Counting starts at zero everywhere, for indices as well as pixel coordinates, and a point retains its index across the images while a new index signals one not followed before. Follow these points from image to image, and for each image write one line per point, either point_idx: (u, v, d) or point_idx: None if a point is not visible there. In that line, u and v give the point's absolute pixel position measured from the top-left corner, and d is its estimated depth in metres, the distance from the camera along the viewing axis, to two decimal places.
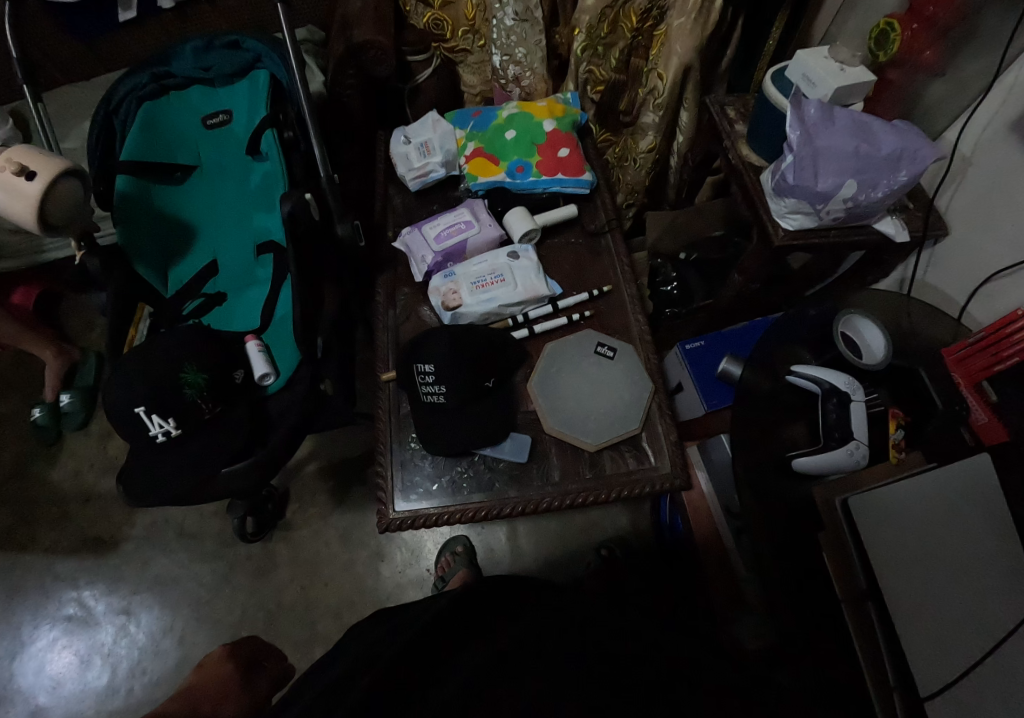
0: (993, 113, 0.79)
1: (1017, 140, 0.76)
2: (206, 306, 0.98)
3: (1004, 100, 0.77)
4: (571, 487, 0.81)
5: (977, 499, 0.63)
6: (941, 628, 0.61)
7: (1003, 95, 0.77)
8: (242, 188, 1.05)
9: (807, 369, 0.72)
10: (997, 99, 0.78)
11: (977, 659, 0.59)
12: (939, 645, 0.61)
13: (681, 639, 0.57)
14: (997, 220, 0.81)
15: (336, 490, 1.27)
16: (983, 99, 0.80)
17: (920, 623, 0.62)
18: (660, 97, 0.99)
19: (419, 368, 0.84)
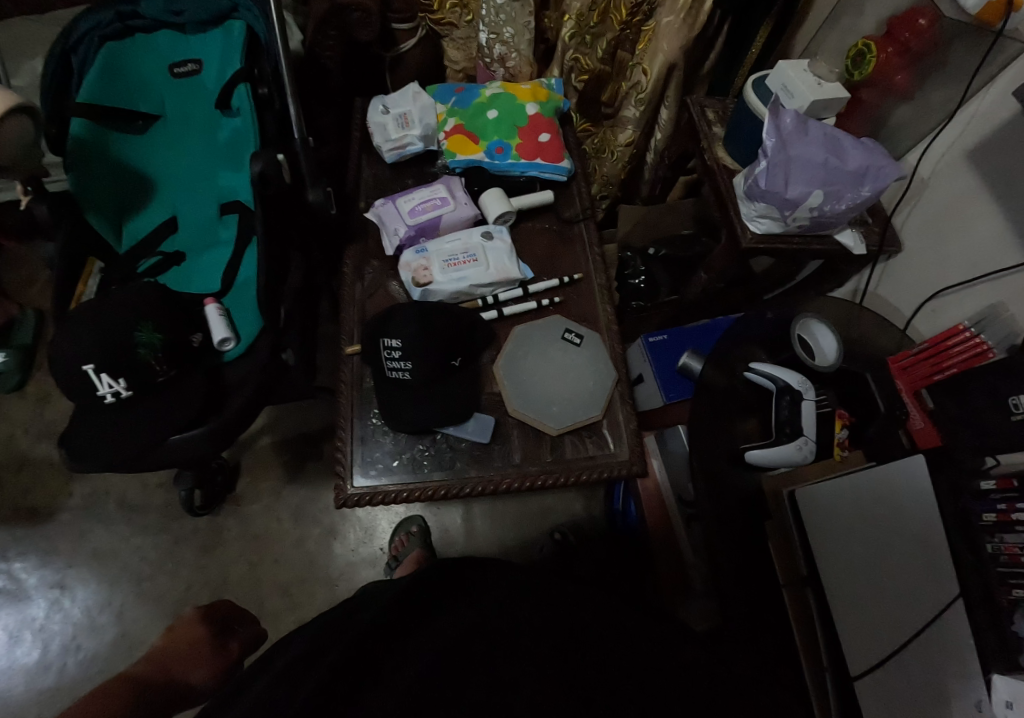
0: (952, 141, 0.84)
1: (970, 169, 0.82)
2: (163, 265, 0.94)
3: (962, 130, 0.82)
4: (531, 468, 0.82)
5: (911, 503, 0.69)
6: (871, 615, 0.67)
7: (959, 125, 0.82)
8: (209, 143, 1.00)
9: (765, 366, 0.75)
10: (954, 130, 0.83)
11: (900, 644, 0.66)
12: (870, 632, 0.67)
13: (637, 621, 0.59)
14: (945, 242, 0.88)
15: (290, 464, 1.23)
16: (942, 129, 0.84)
17: (852, 613, 0.68)
18: (642, 93, 1.00)
19: (385, 342, 0.82)
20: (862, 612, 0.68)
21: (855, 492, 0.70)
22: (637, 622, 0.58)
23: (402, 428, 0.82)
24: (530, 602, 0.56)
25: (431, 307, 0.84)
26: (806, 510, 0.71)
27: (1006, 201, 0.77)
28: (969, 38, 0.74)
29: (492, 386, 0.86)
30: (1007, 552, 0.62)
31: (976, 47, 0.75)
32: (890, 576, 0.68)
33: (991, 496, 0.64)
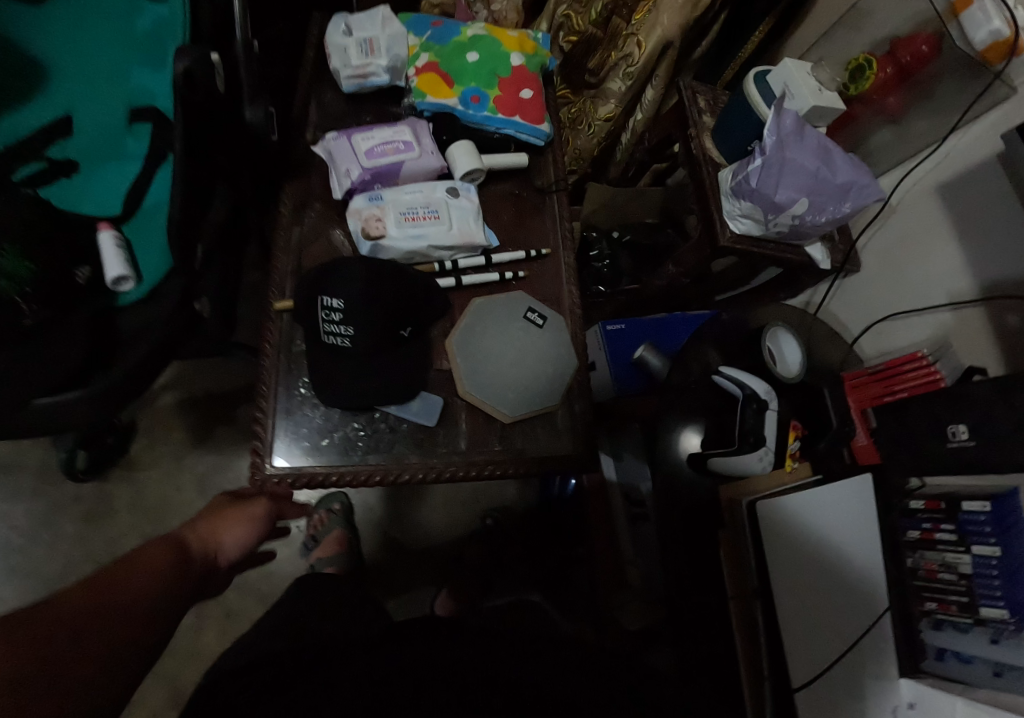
0: (925, 170, 0.85)
1: (937, 202, 0.84)
2: (47, 175, 0.77)
3: (937, 164, 0.83)
4: (476, 457, 0.76)
5: (857, 524, 0.75)
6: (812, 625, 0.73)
7: (935, 158, 0.83)
8: (128, 32, 0.77)
9: (733, 371, 0.73)
10: (930, 162, 0.84)
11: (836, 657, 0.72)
12: (807, 644, 0.74)
13: None
14: (900, 269, 0.91)
15: (196, 427, 1.09)
16: (918, 159, 0.86)
17: (794, 622, 0.74)
18: (632, 66, 0.93)
19: (324, 302, 0.72)
20: (803, 621, 0.74)
21: (809, 510, 0.76)
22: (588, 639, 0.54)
23: (335, 404, 0.72)
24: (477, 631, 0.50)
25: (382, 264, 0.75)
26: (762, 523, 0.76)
27: (967, 242, 0.80)
28: (965, 68, 0.74)
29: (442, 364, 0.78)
30: (925, 567, 0.69)
31: (967, 86, 0.76)
32: (830, 589, 0.75)
33: (917, 514, 0.70)
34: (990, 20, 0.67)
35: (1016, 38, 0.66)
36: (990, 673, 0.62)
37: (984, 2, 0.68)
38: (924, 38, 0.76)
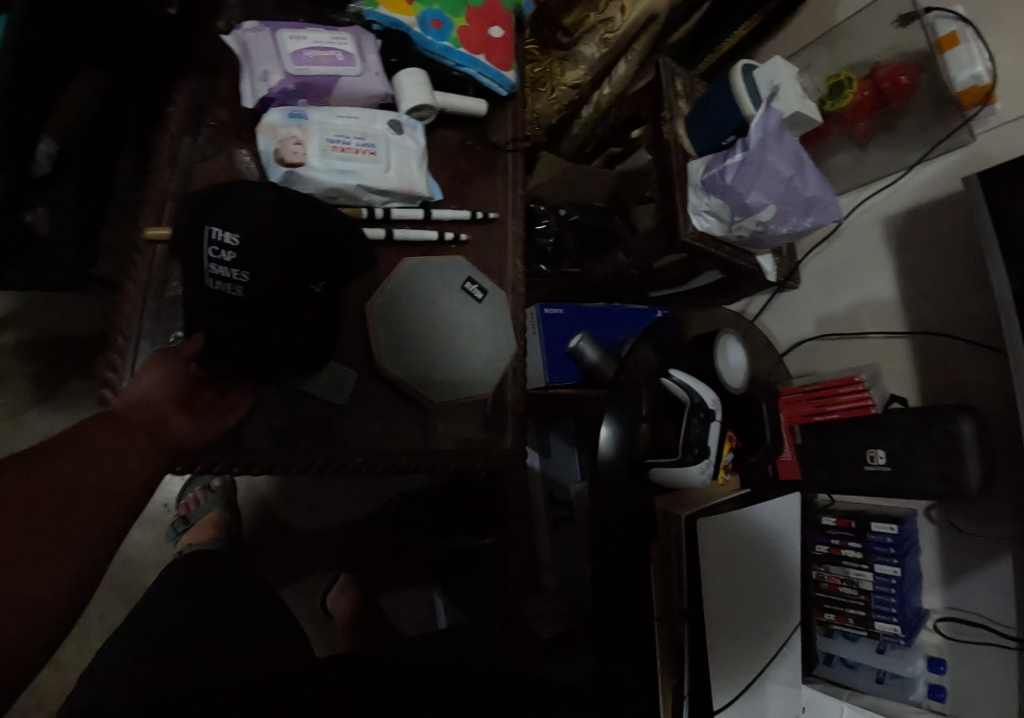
0: (875, 201, 0.86)
1: (882, 234, 0.85)
2: None
3: (889, 194, 0.84)
4: (390, 446, 0.65)
5: (782, 539, 0.75)
6: (747, 652, 0.69)
7: (887, 190, 0.84)
8: None
9: (684, 375, 0.69)
10: (882, 190, 0.85)
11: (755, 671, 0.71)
12: (733, 665, 0.68)
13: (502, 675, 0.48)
14: (836, 293, 0.92)
15: (31, 373, 0.87)
16: (871, 185, 0.86)
17: (733, 651, 0.67)
18: (611, 32, 0.86)
19: (214, 231, 0.54)
20: (741, 646, 0.68)
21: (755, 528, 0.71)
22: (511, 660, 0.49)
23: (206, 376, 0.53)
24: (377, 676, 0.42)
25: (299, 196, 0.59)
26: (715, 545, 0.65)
27: (904, 277, 0.82)
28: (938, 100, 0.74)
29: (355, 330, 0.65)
30: (828, 581, 0.81)
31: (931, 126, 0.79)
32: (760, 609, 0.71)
33: (827, 529, 0.82)
34: (974, 65, 0.70)
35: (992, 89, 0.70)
36: (872, 679, 0.80)
37: (970, 48, 0.71)
38: (903, 70, 0.75)
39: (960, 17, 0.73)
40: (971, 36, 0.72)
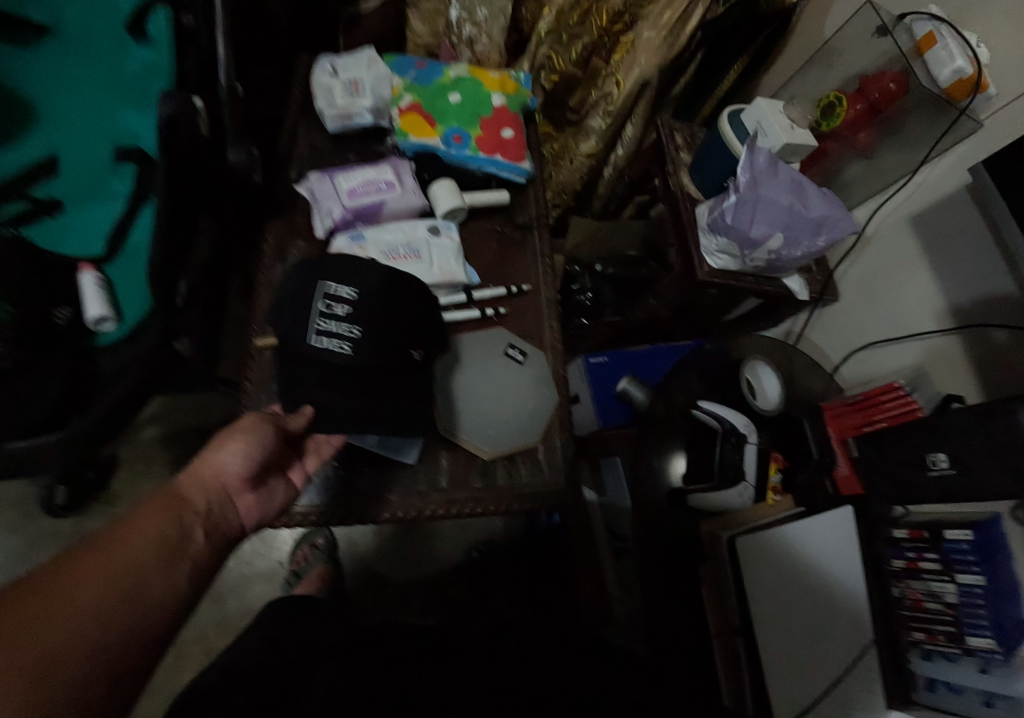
0: (898, 203, 0.88)
1: (913, 232, 0.85)
2: (30, 215, 0.77)
3: (909, 196, 0.85)
4: (458, 495, 0.75)
5: (839, 554, 0.73)
6: (808, 666, 0.69)
7: (905, 191, 0.86)
8: (111, 74, 0.83)
9: (713, 405, 0.74)
10: (902, 193, 0.87)
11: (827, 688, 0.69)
12: (798, 680, 0.69)
13: None
14: (880, 298, 0.92)
15: (177, 461, 1.08)
16: (890, 190, 0.88)
17: (791, 662, 0.69)
18: (611, 105, 0.96)
19: (334, 288, 0.62)
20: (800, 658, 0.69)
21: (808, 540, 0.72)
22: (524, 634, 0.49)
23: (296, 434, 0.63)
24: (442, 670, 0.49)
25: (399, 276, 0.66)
26: (745, 554, 0.71)
27: (941, 271, 0.81)
28: (930, 104, 0.76)
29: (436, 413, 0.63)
30: (911, 597, 0.73)
31: (935, 122, 0.78)
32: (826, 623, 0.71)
33: (901, 543, 0.75)
34: (954, 59, 0.71)
35: (978, 76, 0.69)
36: (981, 704, 0.65)
37: (947, 44, 0.72)
38: (892, 76, 0.77)
39: (933, 16, 0.74)
40: (950, 30, 0.72)
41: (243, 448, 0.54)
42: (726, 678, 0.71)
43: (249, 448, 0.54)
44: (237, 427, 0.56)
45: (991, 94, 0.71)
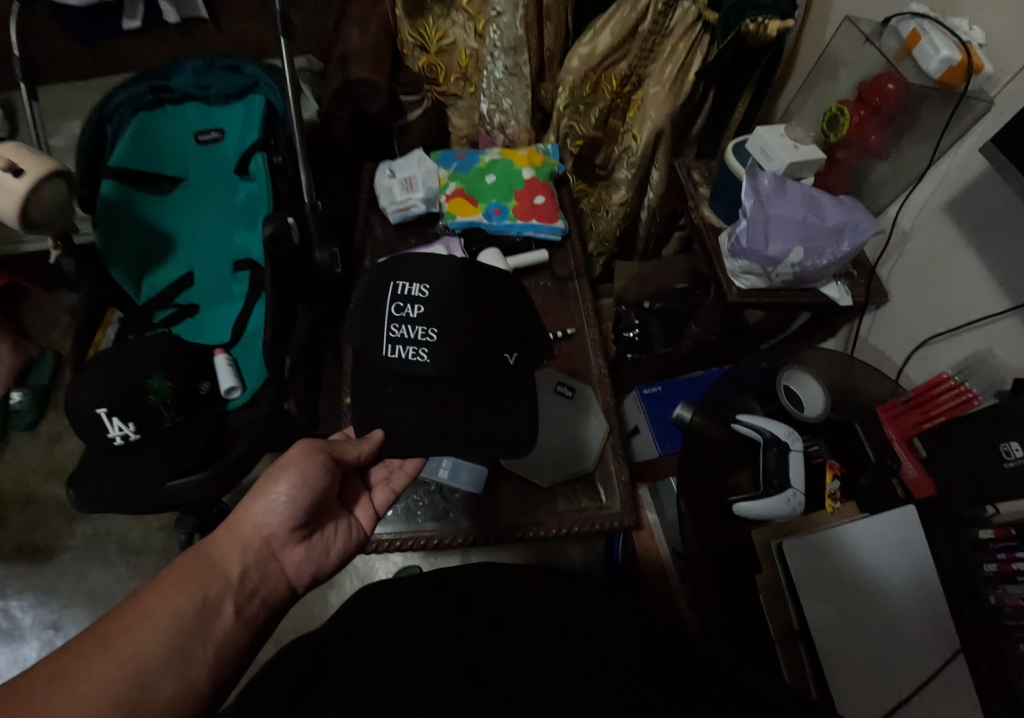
0: (929, 195, 0.86)
1: (949, 220, 0.83)
2: (177, 316, 1.00)
3: (938, 184, 0.84)
4: (523, 520, 0.83)
5: (899, 553, 0.72)
6: (880, 670, 0.67)
7: (934, 182, 0.85)
8: (227, 206, 1.08)
9: (752, 418, 0.81)
10: (932, 183, 0.85)
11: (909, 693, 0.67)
12: (871, 687, 0.67)
13: None
14: (929, 291, 0.88)
15: None
16: (918, 182, 0.87)
17: (851, 664, 0.68)
18: (633, 156, 1.08)
19: (420, 283, 0.69)
20: (866, 663, 0.67)
21: (855, 541, 0.72)
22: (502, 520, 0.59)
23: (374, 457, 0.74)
24: None
25: (474, 284, 0.71)
26: (796, 557, 0.72)
27: (985, 253, 0.78)
28: (935, 99, 0.78)
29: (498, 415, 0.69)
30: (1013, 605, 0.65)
31: (941, 108, 0.78)
32: (890, 628, 0.69)
33: (990, 545, 0.68)
34: (939, 51, 0.72)
35: (969, 60, 0.70)
36: None
37: (931, 38, 0.74)
38: (888, 78, 0.80)
39: (914, 14, 0.77)
40: (933, 23, 0.75)
41: (300, 483, 0.63)
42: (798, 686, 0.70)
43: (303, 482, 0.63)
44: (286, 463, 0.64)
45: (989, 74, 0.72)
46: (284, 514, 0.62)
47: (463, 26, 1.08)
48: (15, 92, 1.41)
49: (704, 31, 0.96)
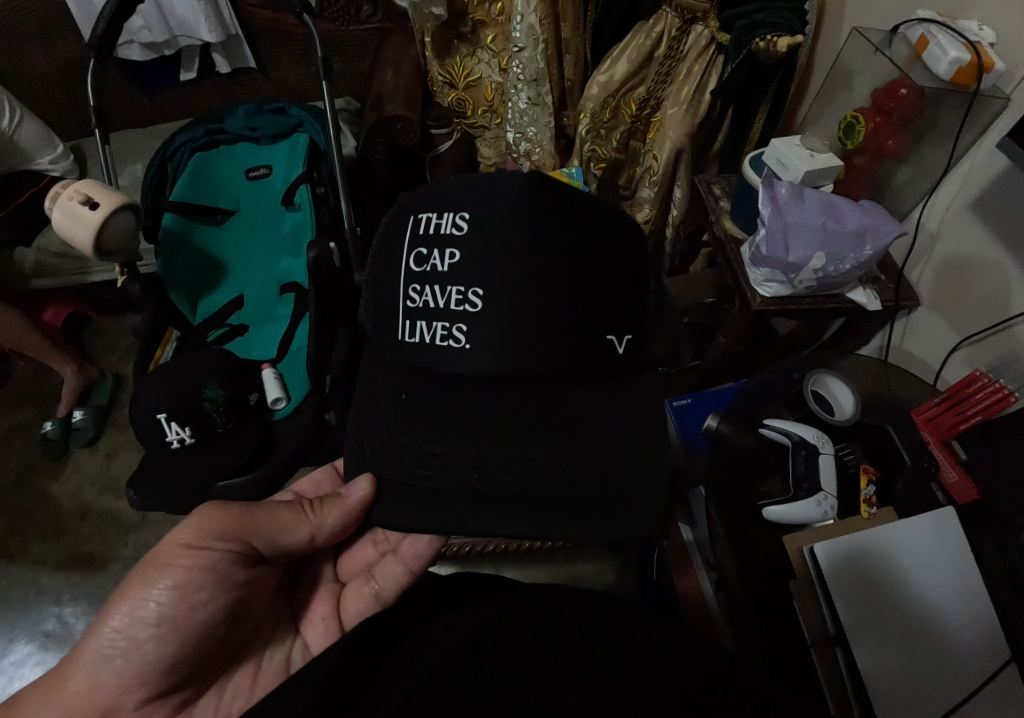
0: (953, 195, 0.86)
1: (975, 219, 0.82)
2: (228, 335, 1.08)
3: (960, 186, 0.84)
4: None
5: (940, 555, 0.71)
6: (924, 679, 0.65)
7: (956, 184, 0.85)
8: (274, 234, 1.15)
9: (780, 422, 0.83)
10: (954, 184, 0.85)
11: (962, 703, 0.64)
12: (917, 697, 0.64)
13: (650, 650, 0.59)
14: (964, 290, 0.86)
15: None
16: (939, 185, 0.88)
17: (889, 667, 0.66)
18: (655, 175, 1.12)
19: (456, 218, 0.61)
20: (906, 667, 0.66)
21: (892, 542, 0.72)
22: (534, 527, 0.56)
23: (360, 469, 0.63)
24: None
25: (535, 224, 0.58)
26: (830, 556, 0.71)
27: (1013, 248, 0.77)
28: (951, 101, 0.80)
29: (543, 420, 0.59)
30: None
31: (956, 111, 0.80)
32: (932, 632, 0.67)
33: None
34: (947, 53, 0.74)
35: (978, 59, 0.71)
36: None
37: (939, 42, 0.76)
38: (901, 83, 0.84)
39: (921, 20, 0.79)
40: (941, 28, 0.77)
41: (170, 599, 0.59)
42: (833, 695, 0.68)
43: (179, 597, 0.59)
44: (165, 562, 0.61)
45: (1003, 70, 0.72)
46: (130, 651, 0.57)
47: (488, 62, 1.17)
48: (86, 140, 1.56)
49: (717, 52, 1.01)
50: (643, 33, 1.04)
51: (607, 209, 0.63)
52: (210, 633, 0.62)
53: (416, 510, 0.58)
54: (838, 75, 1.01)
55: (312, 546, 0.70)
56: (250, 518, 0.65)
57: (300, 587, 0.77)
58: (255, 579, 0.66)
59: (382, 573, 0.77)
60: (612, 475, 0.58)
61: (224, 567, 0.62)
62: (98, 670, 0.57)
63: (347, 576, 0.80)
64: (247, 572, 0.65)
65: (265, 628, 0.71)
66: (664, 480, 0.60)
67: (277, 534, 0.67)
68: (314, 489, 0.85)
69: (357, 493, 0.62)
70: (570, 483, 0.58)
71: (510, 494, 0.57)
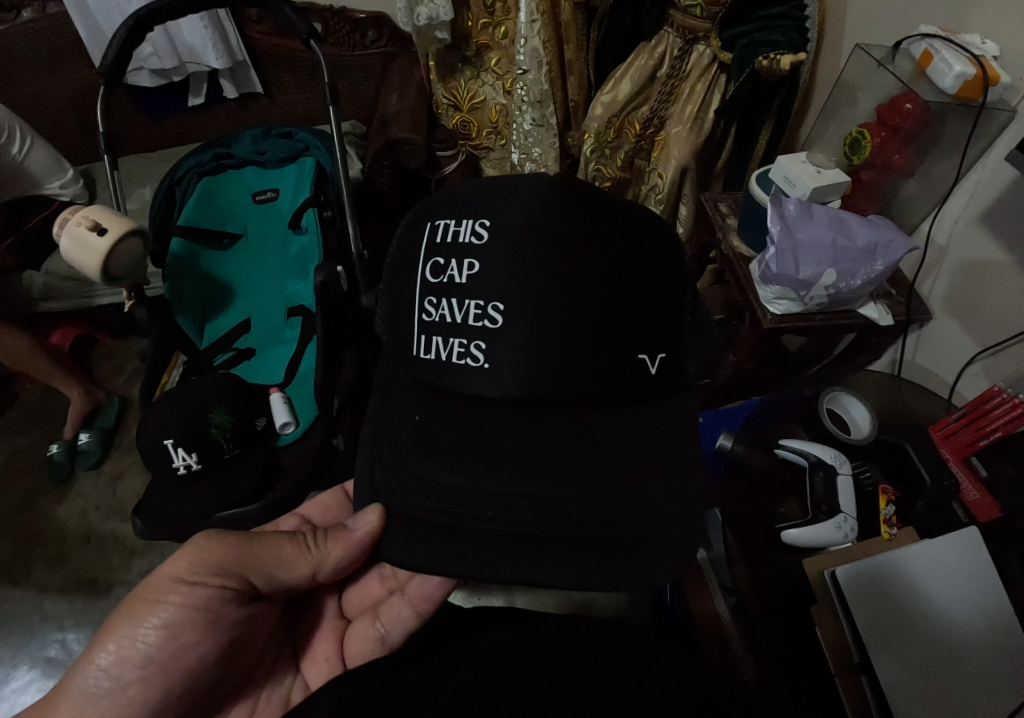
0: (962, 210, 0.85)
1: (987, 233, 0.81)
2: (235, 359, 1.08)
3: (969, 197, 0.84)
4: None
5: (969, 578, 0.68)
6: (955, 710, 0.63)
7: (967, 195, 0.84)
8: (281, 256, 1.15)
9: (796, 443, 0.81)
10: (963, 197, 0.85)
11: None
12: None
13: (674, 666, 0.57)
14: (977, 304, 0.85)
15: None
16: (949, 197, 0.87)
17: (918, 699, 0.64)
18: (660, 193, 1.11)
19: (476, 224, 0.61)
20: (932, 694, 0.64)
21: (917, 566, 0.69)
22: (551, 557, 0.54)
23: (370, 497, 0.63)
24: (550, 664, 0.56)
25: (555, 236, 0.58)
26: (854, 584, 0.69)
27: None
28: (957, 115, 0.79)
29: (560, 447, 0.57)
30: None
31: (964, 125, 0.80)
32: (958, 658, 0.65)
33: None
34: (951, 68, 0.74)
35: (983, 73, 0.71)
36: None
37: (942, 57, 0.75)
38: (906, 98, 0.84)
39: (923, 35, 0.79)
40: (944, 42, 0.77)
41: (158, 639, 0.59)
42: None
43: (168, 637, 0.59)
44: (155, 597, 0.59)
45: (1009, 82, 0.72)
46: (115, 692, 0.57)
47: (492, 85, 1.19)
48: (96, 165, 1.59)
49: (719, 72, 1.03)
50: (645, 53, 1.04)
51: (624, 221, 0.61)
52: (197, 676, 0.61)
53: (427, 523, 0.57)
54: (840, 91, 1.02)
55: (314, 581, 0.68)
56: (249, 553, 0.63)
57: (303, 629, 0.76)
58: (249, 616, 0.65)
59: (388, 613, 0.74)
60: (629, 493, 0.57)
61: (216, 605, 0.61)
62: (82, 710, 0.56)
63: (353, 612, 0.78)
64: (242, 611, 0.63)
65: (264, 668, 0.71)
66: (680, 499, 0.59)
67: (277, 569, 0.65)
68: (323, 513, 0.84)
69: (366, 525, 0.61)
70: (597, 506, 0.56)
71: (524, 510, 0.55)
